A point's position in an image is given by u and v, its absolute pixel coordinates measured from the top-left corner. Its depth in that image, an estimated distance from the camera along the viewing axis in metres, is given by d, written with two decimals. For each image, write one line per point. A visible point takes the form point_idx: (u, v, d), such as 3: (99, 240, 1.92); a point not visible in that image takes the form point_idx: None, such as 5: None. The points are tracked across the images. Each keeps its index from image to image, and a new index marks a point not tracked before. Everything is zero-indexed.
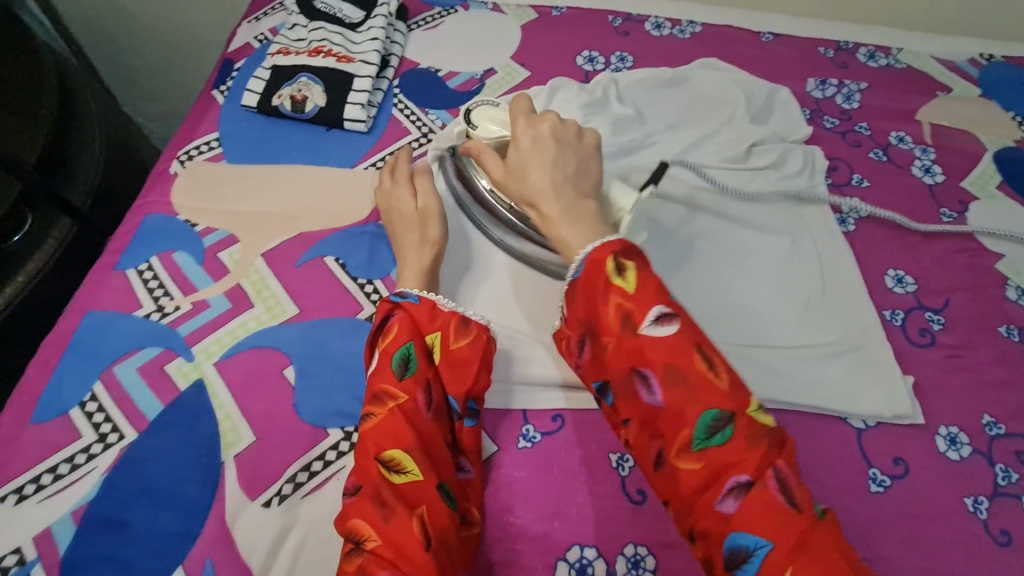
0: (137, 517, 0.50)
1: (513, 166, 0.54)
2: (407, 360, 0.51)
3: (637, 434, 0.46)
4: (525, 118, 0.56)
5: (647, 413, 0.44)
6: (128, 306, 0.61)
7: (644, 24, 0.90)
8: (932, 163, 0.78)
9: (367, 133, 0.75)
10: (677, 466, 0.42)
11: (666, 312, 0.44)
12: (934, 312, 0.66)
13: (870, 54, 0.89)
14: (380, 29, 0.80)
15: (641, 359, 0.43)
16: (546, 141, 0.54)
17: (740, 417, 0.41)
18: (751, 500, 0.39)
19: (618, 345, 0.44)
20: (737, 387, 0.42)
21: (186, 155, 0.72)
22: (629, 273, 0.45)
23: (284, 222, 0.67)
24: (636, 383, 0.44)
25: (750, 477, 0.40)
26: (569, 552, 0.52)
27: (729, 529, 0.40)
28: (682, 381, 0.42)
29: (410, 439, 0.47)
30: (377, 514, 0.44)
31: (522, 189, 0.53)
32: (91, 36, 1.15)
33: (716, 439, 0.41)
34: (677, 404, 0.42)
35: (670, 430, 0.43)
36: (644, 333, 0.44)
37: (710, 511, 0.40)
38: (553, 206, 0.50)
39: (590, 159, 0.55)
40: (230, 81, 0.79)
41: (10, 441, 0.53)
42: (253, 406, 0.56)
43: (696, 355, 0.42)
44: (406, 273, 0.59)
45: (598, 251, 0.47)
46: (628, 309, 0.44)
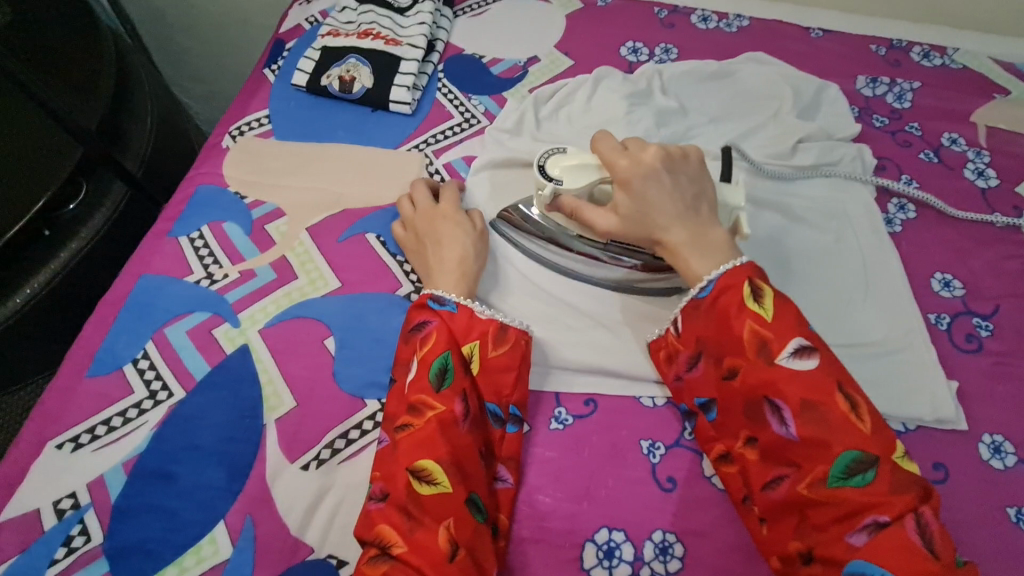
0: (183, 471, 0.52)
1: (628, 210, 0.53)
2: (444, 371, 0.51)
3: (757, 459, 0.48)
4: (625, 156, 0.55)
5: (776, 442, 0.45)
6: (180, 272, 0.63)
7: (690, 17, 0.89)
8: (986, 167, 0.76)
9: (411, 115, 0.76)
10: (804, 496, 0.44)
11: (806, 345, 0.45)
12: (982, 318, 0.64)
13: (924, 53, 0.86)
14: (428, 13, 0.81)
15: (775, 390, 0.45)
16: (660, 177, 0.53)
17: (883, 460, 0.41)
18: (886, 539, 0.40)
19: (751, 370, 0.46)
20: (882, 431, 0.42)
21: (237, 130, 0.75)
22: (766, 300, 0.47)
23: (329, 199, 0.69)
24: (767, 411, 0.46)
25: (890, 517, 0.40)
26: (597, 534, 0.52)
27: (853, 559, 0.40)
28: (821, 416, 0.43)
29: (441, 450, 0.48)
30: (404, 521, 0.45)
31: (645, 231, 0.53)
32: (144, 15, 1.18)
33: (855, 480, 0.42)
34: (813, 438, 0.43)
35: (805, 463, 0.44)
36: (783, 363, 0.45)
37: (837, 541, 0.42)
38: (682, 241, 0.52)
39: (703, 179, 0.55)
40: (281, 60, 0.81)
41: (68, 391, 0.56)
42: (295, 372, 0.58)
43: (838, 394, 0.43)
44: (441, 274, 0.59)
45: (730, 276, 0.49)
46: (765, 337, 0.46)
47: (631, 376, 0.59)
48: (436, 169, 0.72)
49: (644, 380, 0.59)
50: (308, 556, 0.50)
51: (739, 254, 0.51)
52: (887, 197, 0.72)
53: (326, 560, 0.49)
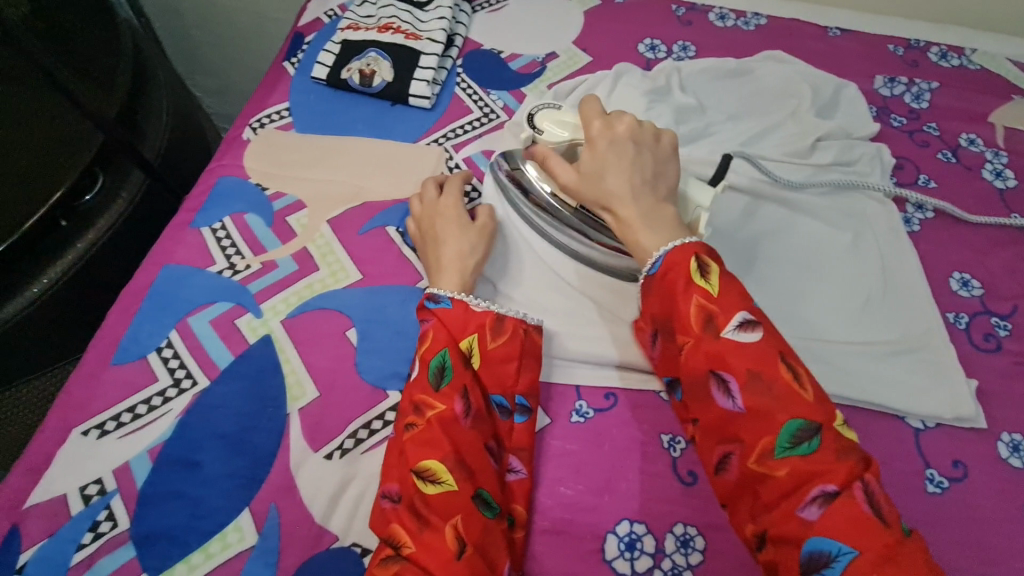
0: (208, 459, 0.53)
1: (587, 169, 0.54)
2: (443, 368, 0.52)
3: (705, 439, 0.47)
4: (601, 120, 0.57)
5: (723, 417, 0.45)
6: (202, 262, 0.64)
7: (708, 14, 0.89)
8: (1004, 167, 0.76)
9: (430, 110, 0.77)
10: (754, 470, 0.42)
11: (750, 318, 0.45)
12: (1001, 317, 0.65)
13: (942, 54, 0.86)
14: (447, 8, 0.81)
15: (722, 362, 0.45)
16: (624, 145, 0.54)
17: (826, 429, 0.41)
18: (836, 510, 0.39)
19: (697, 345, 0.46)
20: (823, 400, 0.43)
21: (258, 123, 0.75)
22: (712, 275, 0.47)
23: (349, 192, 0.69)
24: (712, 384, 0.45)
25: (837, 486, 0.39)
26: (618, 526, 0.52)
27: (810, 536, 0.39)
28: (765, 387, 0.43)
29: (445, 449, 0.48)
30: (411, 521, 0.45)
31: (597, 193, 0.54)
32: (158, 7, 1.19)
33: (801, 448, 0.41)
34: (757, 409, 0.43)
35: (750, 437, 0.43)
36: (727, 336, 0.45)
37: (787, 518, 0.40)
38: (631, 208, 0.52)
39: (668, 162, 0.56)
40: (301, 54, 0.82)
41: (93, 379, 0.57)
42: (318, 363, 0.58)
43: (781, 364, 0.43)
44: (444, 271, 0.59)
45: (677, 252, 0.48)
46: (710, 311, 0.46)
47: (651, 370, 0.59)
48: (456, 163, 0.73)
49: None
50: (332, 544, 0.50)
51: (690, 236, 0.51)
52: (906, 197, 0.72)
53: (350, 549, 0.50)
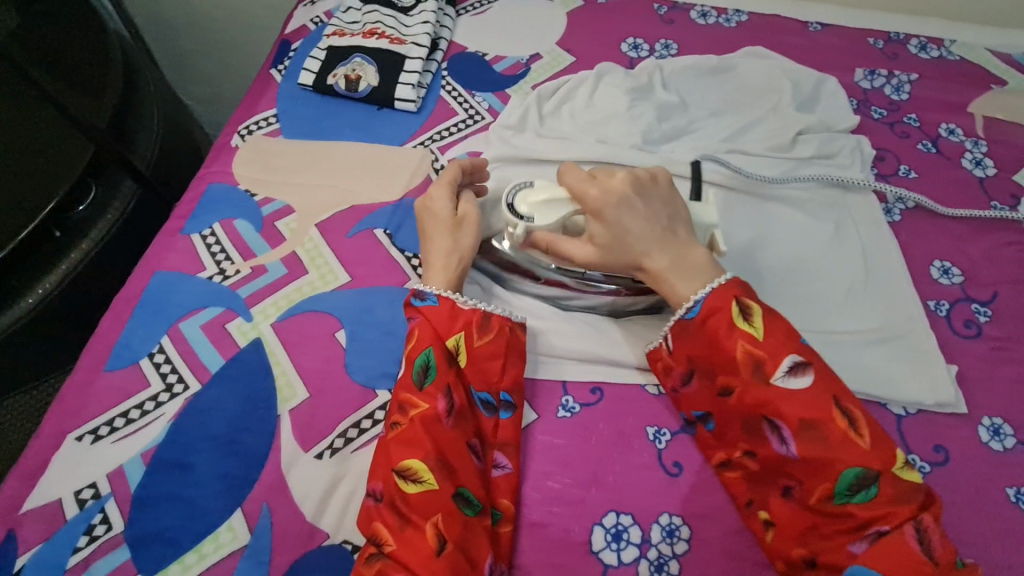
0: (201, 461, 0.54)
1: (606, 240, 0.54)
2: (426, 367, 0.53)
3: (760, 475, 0.50)
4: (594, 185, 0.55)
5: (778, 458, 0.48)
6: (192, 268, 0.65)
7: (690, 12, 0.90)
8: (983, 156, 0.77)
9: (416, 113, 0.78)
10: (811, 508, 0.46)
11: (800, 363, 0.47)
12: (981, 304, 0.66)
13: (921, 46, 0.88)
14: (431, 12, 0.82)
15: (773, 408, 0.48)
16: (632, 202, 0.54)
17: (884, 473, 0.44)
18: (886, 547, 0.42)
19: (747, 390, 0.49)
20: (880, 443, 0.45)
21: (246, 130, 0.76)
22: (756, 320, 0.50)
23: (336, 196, 0.70)
24: (767, 429, 0.48)
25: (890, 526, 0.43)
26: (605, 518, 0.53)
27: (854, 565, 0.43)
28: (820, 435, 0.46)
29: (426, 448, 0.49)
30: (392, 519, 0.46)
31: (625, 258, 0.54)
32: (149, 19, 1.20)
33: (860, 495, 0.44)
34: (814, 455, 0.46)
35: (806, 478, 0.46)
36: (779, 383, 0.47)
37: (839, 549, 0.45)
38: (665, 268, 0.53)
39: (673, 200, 0.57)
40: (288, 61, 0.83)
41: (87, 385, 0.57)
42: (308, 365, 0.59)
43: (835, 410, 0.46)
44: (433, 266, 0.58)
45: (717, 298, 0.51)
46: (759, 358, 0.48)
47: (637, 363, 0.60)
48: (442, 165, 0.74)
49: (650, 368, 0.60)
50: (323, 542, 0.51)
51: (724, 273, 0.53)
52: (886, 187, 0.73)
53: (341, 545, 0.51)
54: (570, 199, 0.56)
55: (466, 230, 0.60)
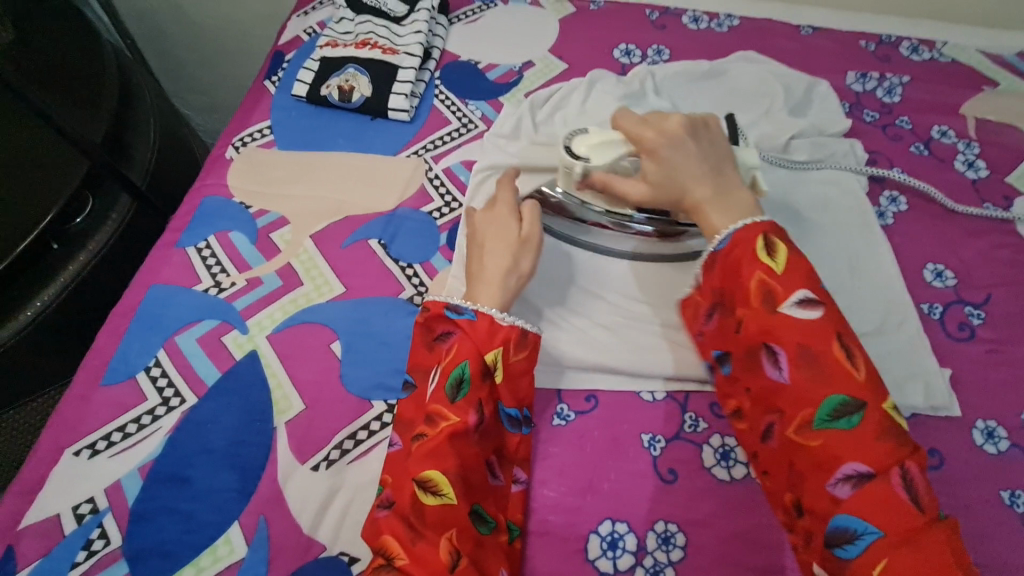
0: (198, 475, 0.54)
1: (659, 177, 0.55)
2: (460, 381, 0.51)
3: (752, 407, 0.49)
4: (651, 127, 0.56)
5: (769, 388, 0.46)
6: (188, 281, 0.65)
7: (681, 18, 0.91)
8: (976, 158, 0.77)
9: (409, 122, 0.78)
10: (793, 440, 0.44)
11: (813, 298, 0.46)
12: (974, 306, 0.66)
13: (913, 48, 0.88)
14: (423, 22, 0.83)
15: (773, 336, 0.46)
16: (683, 141, 0.55)
17: (873, 410, 0.42)
18: (869, 488, 0.41)
19: (752, 319, 0.47)
20: (874, 384, 0.43)
21: (240, 141, 0.76)
22: (779, 255, 0.48)
23: (331, 206, 0.70)
24: (763, 356, 0.47)
25: (871, 468, 0.41)
26: (601, 526, 0.53)
27: (838, 511, 0.41)
28: (816, 366, 0.44)
29: (449, 462, 0.48)
30: (404, 531, 0.45)
31: (673, 195, 0.54)
32: (147, 31, 1.21)
33: (841, 422, 0.42)
34: (806, 384, 0.44)
35: (793, 409, 0.45)
36: (786, 312, 0.46)
37: (820, 492, 0.43)
38: (709, 203, 0.53)
39: (722, 144, 0.57)
40: (281, 72, 0.83)
41: (84, 400, 0.58)
42: (303, 376, 0.59)
43: (835, 342, 0.44)
44: (491, 280, 0.56)
45: (746, 231, 0.50)
46: (771, 288, 0.47)
47: (631, 372, 0.60)
48: (436, 174, 0.74)
49: (644, 374, 0.60)
50: (320, 554, 0.51)
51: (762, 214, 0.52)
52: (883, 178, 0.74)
53: (338, 557, 0.51)
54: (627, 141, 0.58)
55: (529, 252, 0.59)
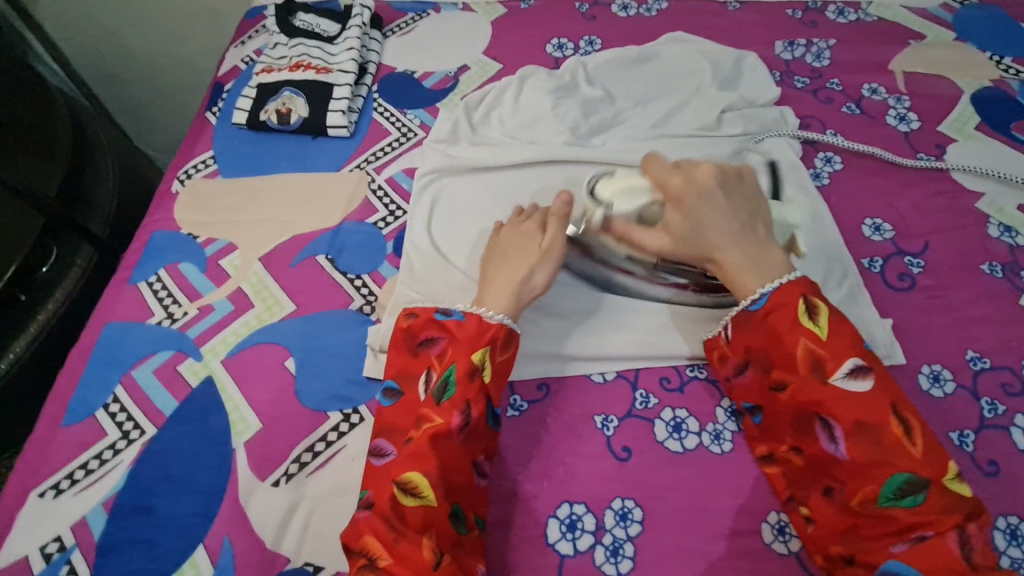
0: (161, 502, 0.55)
1: (682, 230, 0.55)
2: (447, 383, 0.53)
3: (806, 470, 0.51)
4: (677, 175, 0.57)
5: (824, 455, 0.49)
6: (141, 316, 0.66)
7: (611, 7, 0.92)
8: (907, 111, 0.78)
9: (350, 137, 0.79)
10: (854, 508, 0.47)
11: (861, 366, 0.48)
12: (913, 256, 0.67)
13: (839, 11, 0.89)
14: (355, 39, 0.84)
15: (825, 407, 0.49)
16: (714, 196, 0.55)
17: (934, 483, 0.45)
18: (928, 554, 0.43)
19: (802, 387, 0.50)
20: (933, 455, 0.45)
21: (185, 174, 0.78)
22: (821, 320, 0.51)
23: (278, 227, 0.72)
24: (818, 426, 0.50)
25: (934, 533, 0.44)
26: (559, 510, 0.54)
27: (890, 562, 0.44)
28: (872, 437, 0.47)
29: (431, 463, 0.49)
30: (387, 532, 0.47)
31: (698, 248, 0.55)
32: (99, 78, 1.23)
33: (906, 500, 0.45)
34: (863, 453, 0.47)
35: (851, 477, 0.47)
36: (836, 383, 0.49)
37: (879, 549, 0.46)
38: (737, 263, 0.54)
39: (756, 197, 0.57)
40: (221, 102, 0.85)
41: (46, 442, 0.59)
42: (258, 396, 0.60)
43: (893, 416, 0.47)
44: (498, 288, 0.58)
45: (783, 293, 0.52)
46: (819, 355, 0.50)
47: (582, 356, 0.61)
48: (379, 185, 0.75)
49: (594, 357, 0.61)
50: (285, 566, 0.52)
51: (791, 270, 0.54)
52: (815, 140, 0.75)
53: (303, 567, 0.52)
54: (653, 187, 0.58)
55: (541, 267, 0.59)
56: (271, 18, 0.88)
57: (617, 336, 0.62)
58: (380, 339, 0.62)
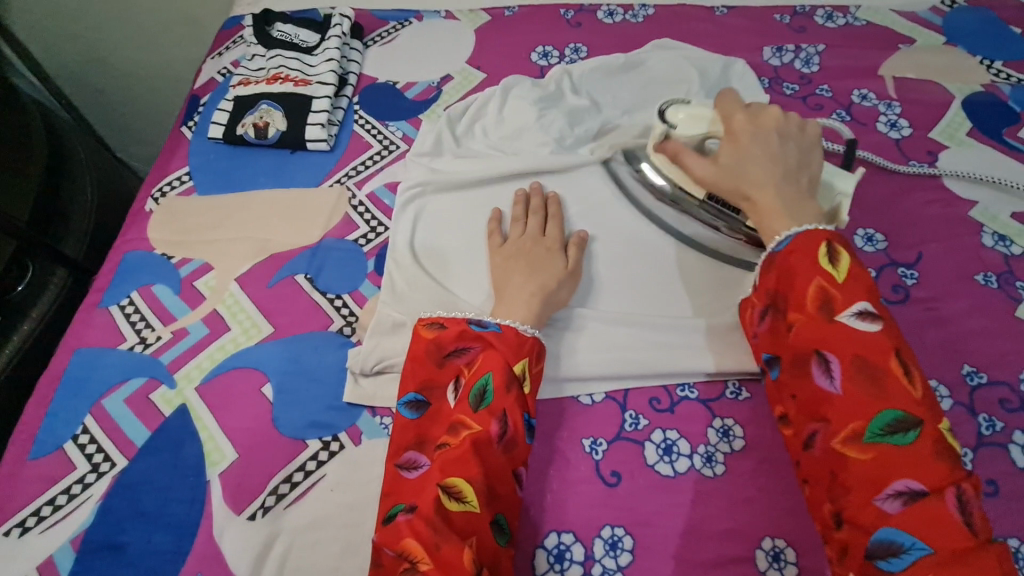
0: (132, 539, 0.53)
1: (727, 161, 0.55)
2: (484, 391, 0.51)
3: (797, 415, 0.47)
4: (744, 114, 0.57)
5: (818, 397, 0.45)
6: (113, 341, 0.64)
7: (596, 13, 0.90)
8: (898, 117, 0.77)
9: (330, 151, 0.77)
10: (839, 451, 0.43)
11: (872, 310, 0.45)
12: (907, 267, 0.66)
13: (828, 16, 0.88)
14: (335, 49, 0.82)
15: (827, 345, 0.45)
16: (768, 136, 0.55)
17: (929, 429, 0.41)
18: (918, 506, 0.40)
19: (807, 325, 0.46)
20: (931, 403, 0.43)
21: (159, 192, 0.75)
22: (840, 262, 0.47)
23: (255, 246, 0.69)
24: (814, 364, 0.46)
25: (926, 486, 0.40)
26: (546, 539, 0.52)
27: (883, 526, 0.41)
28: (870, 378, 0.43)
29: (475, 469, 0.48)
30: (429, 535, 0.44)
31: (736, 182, 0.54)
32: (78, 87, 1.19)
33: (895, 439, 0.42)
34: (861, 394, 0.43)
35: (841, 419, 0.44)
36: (846, 322, 0.45)
37: (865, 505, 0.42)
38: (773, 202, 0.52)
39: (811, 150, 0.56)
40: (197, 116, 0.83)
41: (11, 477, 0.56)
42: (234, 424, 0.58)
43: (894, 357, 0.43)
44: (522, 297, 0.58)
45: (807, 237, 0.49)
46: (830, 295, 0.46)
47: (571, 376, 0.59)
48: (359, 200, 0.73)
49: (581, 378, 0.59)
50: None
51: (824, 221, 0.51)
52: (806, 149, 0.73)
53: None
54: (717, 123, 0.59)
55: (565, 284, 0.61)
56: (248, 29, 0.86)
57: (604, 356, 0.60)
58: (361, 362, 0.59)
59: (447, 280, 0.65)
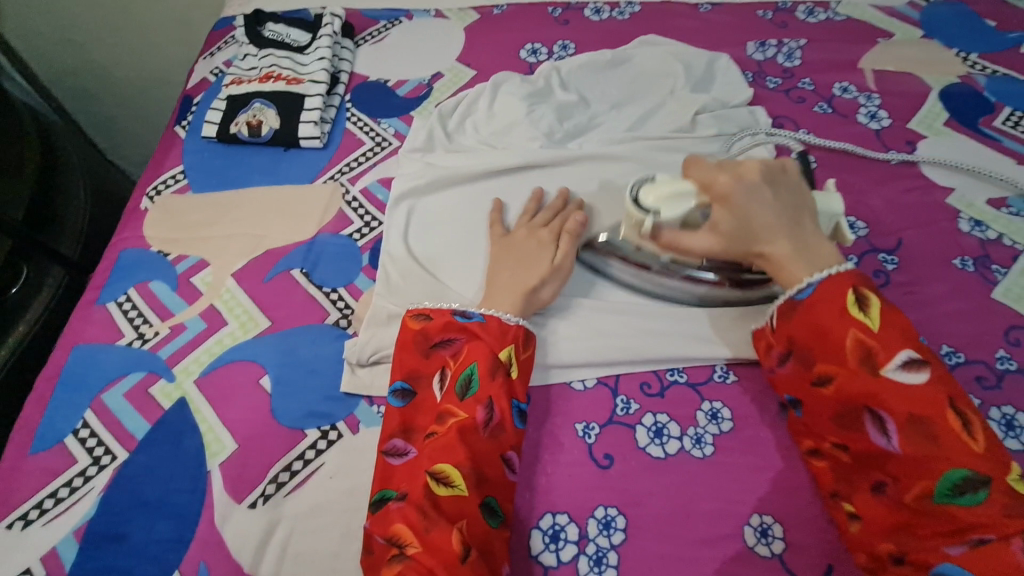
0: (134, 529, 0.54)
1: (732, 229, 0.53)
2: (468, 380, 0.53)
3: (854, 466, 0.49)
4: (724, 172, 0.54)
5: (875, 451, 0.47)
6: (111, 337, 0.65)
7: (584, 11, 0.92)
8: (877, 109, 0.79)
9: (323, 148, 0.78)
10: (908, 504, 0.45)
11: (917, 359, 0.46)
12: (887, 253, 0.68)
13: (809, 11, 0.90)
14: (326, 48, 0.83)
15: (877, 400, 0.47)
16: (760, 192, 0.53)
17: (996, 479, 0.42)
18: (987, 553, 0.40)
19: (850, 379, 0.48)
20: (994, 451, 0.43)
21: (154, 191, 0.76)
22: (873, 311, 0.49)
23: (250, 242, 0.70)
24: (869, 420, 0.47)
25: (994, 535, 0.41)
26: (542, 521, 0.54)
27: (948, 566, 0.42)
28: (926, 431, 0.44)
29: (461, 454, 0.49)
30: (418, 520, 0.46)
31: (747, 246, 0.53)
32: (70, 91, 1.18)
33: (963, 496, 0.42)
34: (917, 448, 0.45)
35: (903, 474, 0.45)
36: (890, 375, 0.46)
37: (933, 550, 0.43)
38: (789, 256, 0.52)
39: (800, 190, 0.55)
40: (191, 116, 0.84)
41: (13, 472, 0.57)
42: (233, 416, 0.59)
43: (948, 409, 0.44)
44: (506, 287, 0.59)
45: (837, 285, 0.50)
46: (871, 348, 0.48)
47: (563, 363, 0.61)
48: (353, 196, 0.74)
49: (573, 365, 0.61)
50: None
51: (843, 262, 0.52)
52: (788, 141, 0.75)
53: None
54: (697, 187, 0.54)
55: (549, 282, 0.60)
56: (240, 29, 0.87)
57: (594, 343, 0.61)
58: (357, 352, 0.61)
59: (445, 268, 0.67)
